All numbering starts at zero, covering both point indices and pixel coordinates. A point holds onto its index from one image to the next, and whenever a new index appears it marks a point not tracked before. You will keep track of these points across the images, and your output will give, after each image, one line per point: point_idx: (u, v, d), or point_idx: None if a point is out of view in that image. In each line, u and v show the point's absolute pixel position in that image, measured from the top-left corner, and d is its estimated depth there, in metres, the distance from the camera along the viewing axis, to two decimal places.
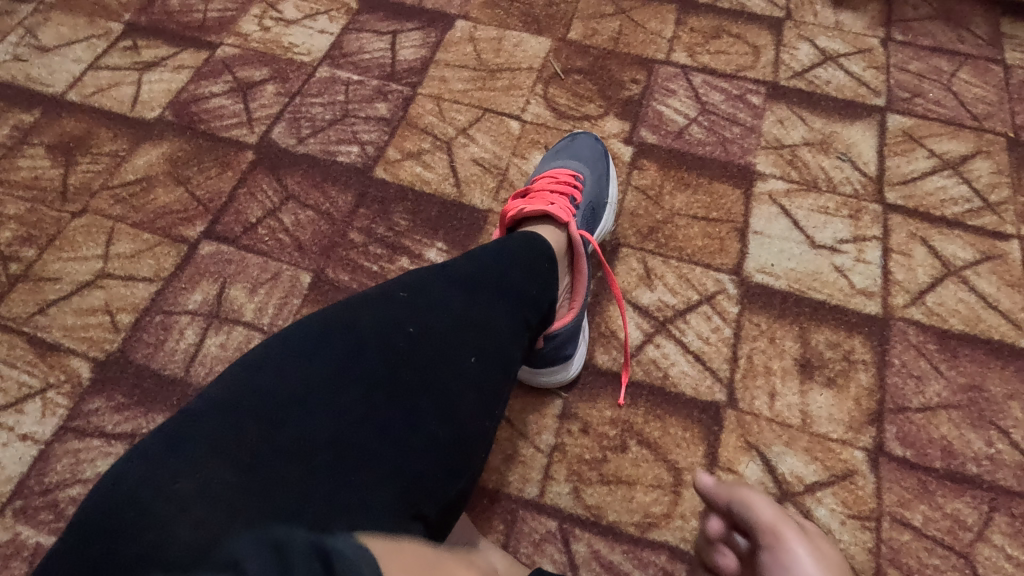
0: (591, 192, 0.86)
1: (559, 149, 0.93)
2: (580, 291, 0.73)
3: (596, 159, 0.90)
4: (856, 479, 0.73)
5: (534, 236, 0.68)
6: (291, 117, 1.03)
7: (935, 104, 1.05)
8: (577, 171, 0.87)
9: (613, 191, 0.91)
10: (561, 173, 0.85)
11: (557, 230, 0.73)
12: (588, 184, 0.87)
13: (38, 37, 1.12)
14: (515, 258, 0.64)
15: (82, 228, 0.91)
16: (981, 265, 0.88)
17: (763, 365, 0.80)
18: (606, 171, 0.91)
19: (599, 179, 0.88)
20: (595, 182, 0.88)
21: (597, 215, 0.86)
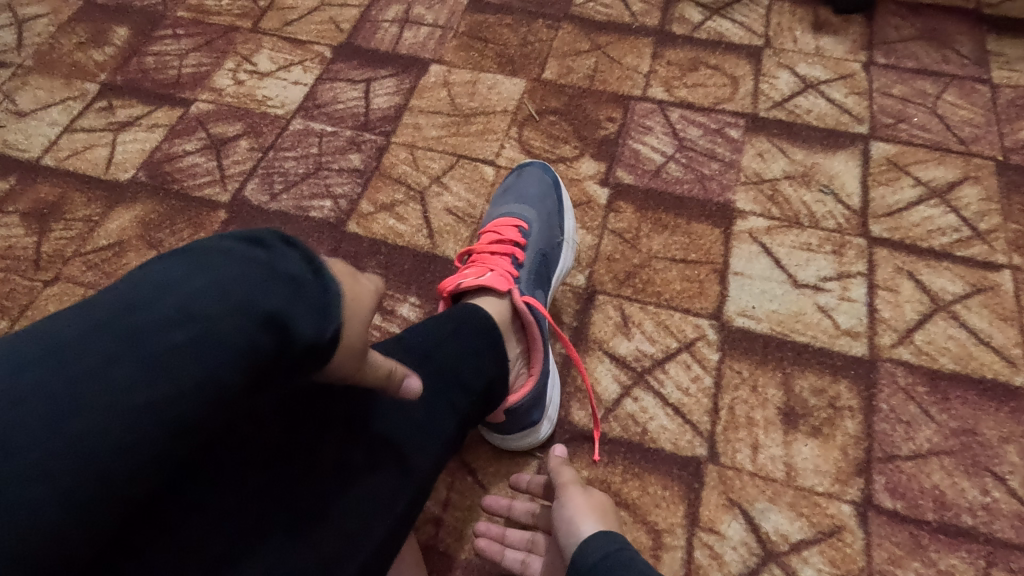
0: (541, 237, 0.84)
1: (506, 191, 0.90)
2: (537, 355, 0.71)
3: (542, 199, 0.89)
4: (844, 536, 0.70)
5: (469, 315, 0.66)
6: (264, 172, 1.02)
7: (920, 128, 1.02)
8: (524, 219, 0.85)
9: (568, 225, 0.89)
10: (507, 223, 0.83)
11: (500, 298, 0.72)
12: (537, 229, 0.85)
13: (15, 101, 1.12)
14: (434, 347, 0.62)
15: (53, 297, 0.90)
16: (971, 299, 0.85)
17: (745, 415, 0.77)
18: (555, 209, 0.89)
19: (548, 220, 0.86)
20: (545, 225, 0.86)
21: (551, 259, 0.84)
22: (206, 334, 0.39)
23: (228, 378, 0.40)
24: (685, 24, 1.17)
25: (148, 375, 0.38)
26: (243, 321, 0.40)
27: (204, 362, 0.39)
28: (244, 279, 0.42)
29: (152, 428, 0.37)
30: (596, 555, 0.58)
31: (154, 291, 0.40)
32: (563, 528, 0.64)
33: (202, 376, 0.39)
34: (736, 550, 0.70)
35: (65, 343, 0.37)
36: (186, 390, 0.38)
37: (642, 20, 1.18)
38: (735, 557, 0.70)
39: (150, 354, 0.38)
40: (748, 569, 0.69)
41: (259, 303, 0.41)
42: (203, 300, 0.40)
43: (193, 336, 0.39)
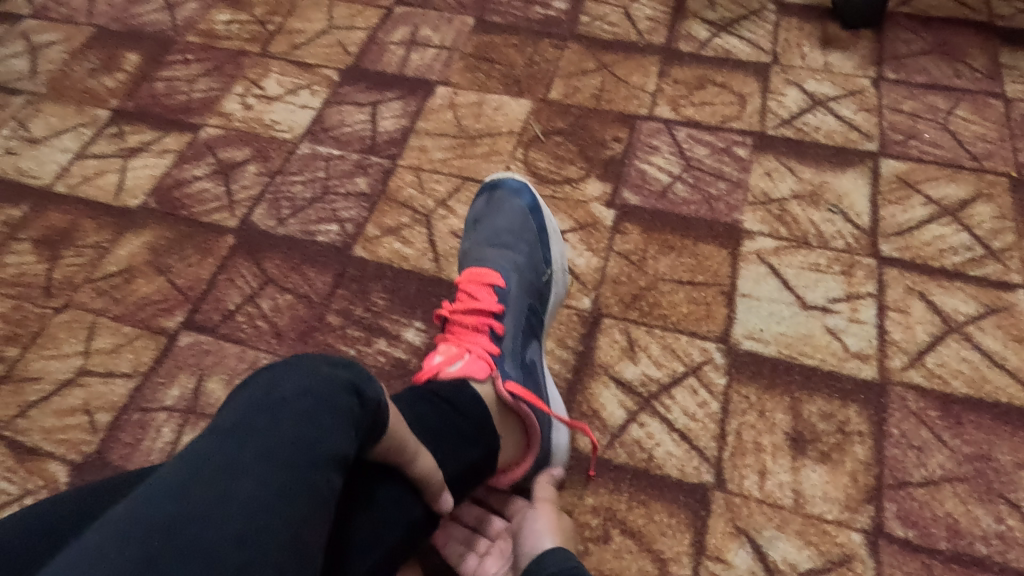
0: (521, 281, 0.79)
1: (484, 232, 0.84)
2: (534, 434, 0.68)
3: (519, 234, 0.83)
4: (854, 565, 0.69)
5: (455, 395, 0.63)
6: (271, 197, 1.02)
7: (932, 145, 1.01)
8: (499, 263, 0.80)
9: (553, 255, 0.84)
10: (480, 275, 0.77)
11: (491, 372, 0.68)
12: (516, 273, 0.79)
13: (28, 129, 1.14)
14: (431, 415, 0.61)
15: (64, 324, 0.91)
16: (984, 319, 0.84)
17: (753, 441, 0.76)
18: (535, 241, 0.83)
19: (531, 267, 0.81)
20: (527, 266, 0.81)
21: (536, 301, 0.79)
22: (316, 403, 0.49)
23: (349, 429, 0.49)
24: (692, 42, 1.17)
25: (287, 440, 0.47)
26: (338, 387, 0.50)
27: (327, 421, 0.48)
28: (322, 364, 0.52)
29: (309, 474, 0.46)
30: (550, 569, 0.60)
31: (255, 395, 0.49)
32: (527, 536, 0.66)
33: (332, 431, 0.48)
34: None
35: (203, 451, 0.46)
36: (322, 441, 0.47)
37: (648, 38, 1.18)
38: None
39: (277, 430, 0.47)
40: None
41: (342, 376, 0.51)
42: (301, 383, 0.50)
43: (309, 407, 0.49)
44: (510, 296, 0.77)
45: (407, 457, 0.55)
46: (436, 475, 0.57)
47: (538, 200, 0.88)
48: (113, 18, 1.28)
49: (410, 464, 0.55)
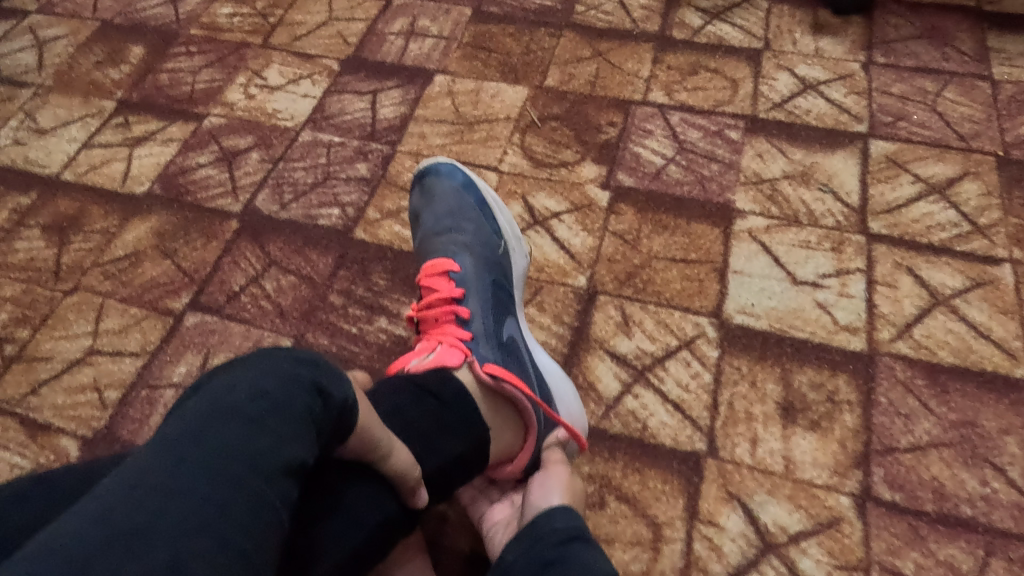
0: (475, 258, 0.80)
1: (431, 223, 0.85)
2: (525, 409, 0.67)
3: (461, 212, 0.85)
4: (843, 527, 0.71)
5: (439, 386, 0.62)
6: (274, 182, 1.05)
7: (920, 126, 1.03)
8: (452, 250, 0.81)
9: (501, 224, 0.86)
10: (439, 266, 0.78)
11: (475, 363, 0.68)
12: (468, 252, 0.81)
13: (36, 119, 1.16)
14: (413, 409, 0.60)
15: (73, 306, 0.94)
16: (970, 293, 0.86)
17: (744, 411, 0.78)
18: (478, 216, 0.85)
19: (483, 244, 0.82)
20: (478, 242, 0.82)
21: (496, 273, 0.80)
22: (274, 408, 0.47)
23: (307, 437, 0.48)
24: (685, 29, 1.19)
25: (237, 450, 0.45)
26: (298, 391, 0.49)
27: (284, 428, 0.47)
28: (283, 364, 0.50)
29: (260, 486, 0.45)
30: (557, 526, 0.59)
31: (206, 400, 0.48)
32: (535, 492, 0.65)
33: (287, 439, 0.47)
34: (735, 542, 0.71)
35: (147, 461, 0.44)
36: (276, 450, 0.46)
37: (643, 26, 1.20)
38: (734, 549, 0.71)
39: (228, 439, 0.45)
40: (747, 560, 0.70)
41: (304, 377, 0.50)
42: (257, 385, 0.48)
43: (263, 414, 0.47)
44: (466, 278, 0.78)
45: (383, 452, 0.54)
46: (414, 469, 0.56)
47: (470, 176, 0.90)
48: (117, 12, 1.31)
49: (385, 459, 0.54)
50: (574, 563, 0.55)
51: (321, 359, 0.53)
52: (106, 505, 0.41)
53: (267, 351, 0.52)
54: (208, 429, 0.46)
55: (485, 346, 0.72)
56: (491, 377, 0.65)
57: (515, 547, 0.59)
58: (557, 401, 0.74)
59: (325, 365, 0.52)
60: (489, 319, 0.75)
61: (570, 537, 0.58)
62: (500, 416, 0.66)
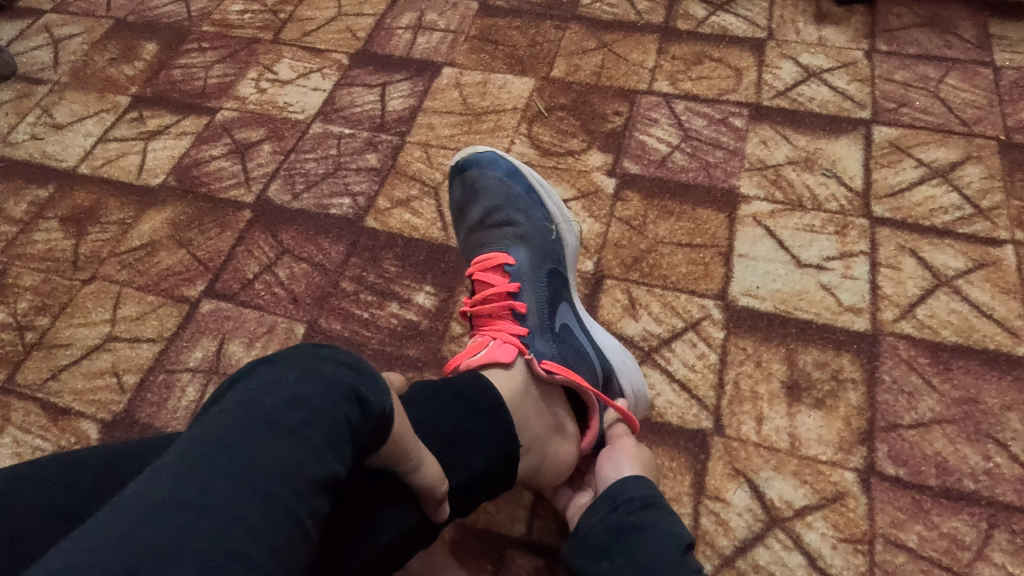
0: (530, 250, 0.82)
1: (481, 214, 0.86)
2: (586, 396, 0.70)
3: (513, 202, 0.85)
4: (848, 501, 0.72)
5: (476, 392, 0.61)
6: (286, 174, 1.07)
7: (923, 112, 1.04)
8: (506, 244, 0.82)
9: (549, 209, 0.87)
10: (492, 260, 0.80)
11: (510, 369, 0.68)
12: (523, 245, 0.82)
13: (52, 115, 1.19)
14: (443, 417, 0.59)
15: (91, 295, 0.96)
16: (973, 274, 0.87)
17: (750, 389, 0.80)
18: (527, 204, 0.86)
19: (536, 236, 0.83)
20: (530, 233, 0.83)
21: (549, 262, 0.82)
22: (309, 416, 0.47)
23: (342, 448, 0.47)
24: (689, 20, 1.20)
25: (271, 461, 0.44)
26: (336, 399, 0.48)
27: (319, 439, 0.46)
28: (325, 368, 0.50)
29: (291, 501, 0.44)
30: (633, 494, 0.64)
31: (243, 405, 0.47)
32: (605, 464, 0.69)
33: (323, 450, 0.46)
34: (742, 517, 0.72)
35: (180, 469, 0.43)
36: (310, 463, 0.45)
37: (647, 17, 1.22)
38: (741, 523, 0.72)
39: (262, 449, 0.45)
40: (753, 534, 0.71)
41: (343, 384, 0.49)
42: (295, 392, 0.48)
43: (299, 424, 0.46)
44: (521, 270, 0.80)
45: (411, 465, 0.52)
46: (440, 484, 0.54)
47: (513, 163, 0.90)
48: (130, 11, 1.33)
49: (414, 471, 0.53)
50: (655, 530, 0.60)
51: (362, 362, 0.52)
52: (139, 515, 0.40)
53: (308, 350, 0.51)
54: (243, 438, 0.45)
55: (542, 337, 0.75)
56: (549, 371, 0.69)
57: (594, 512, 0.65)
58: (618, 374, 0.77)
59: (366, 370, 0.51)
60: (545, 310, 0.78)
61: (646, 505, 0.63)
62: (546, 418, 0.67)
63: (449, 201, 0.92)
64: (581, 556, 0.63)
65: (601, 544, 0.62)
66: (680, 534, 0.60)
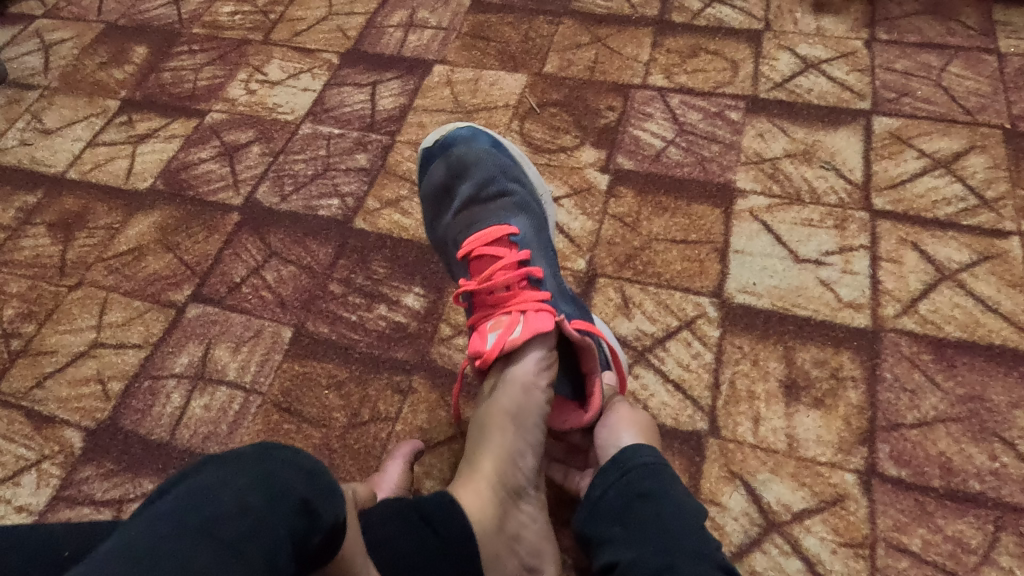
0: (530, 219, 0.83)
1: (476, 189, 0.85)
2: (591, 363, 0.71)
3: (507, 173, 0.86)
4: (848, 504, 0.70)
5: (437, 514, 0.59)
6: (275, 175, 1.05)
7: (925, 101, 1.01)
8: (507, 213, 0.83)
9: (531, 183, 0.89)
10: (498, 230, 0.80)
11: (477, 499, 0.63)
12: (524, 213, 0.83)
13: (42, 120, 1.18)
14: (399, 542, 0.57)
15: (78, 301, 0.94)
16: (978, 267, 0.84)
17: (746, 389, 0.77)
18: (517, 176, 0.87)
19: (533, 208, 0.85)
20: (528, 204, 0.85)
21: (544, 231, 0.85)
22: (250, 529, 0.42)
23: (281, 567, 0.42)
24: (685, 12, 1.18)
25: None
26: (283, 511, 0.44)
27: (256, 558, 0.41)
28: (274, 473, 0.45)
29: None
30: (643, 461, 0.62)
31: (183, 509, 0.42)
32: (601, 433, 0.69)
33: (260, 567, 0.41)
34: (737, 521, 0.70)
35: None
36: None
37: (642, 10, 1.19)
38: (737, 528, 0.70)
39: (192, 565, 0.39)
40: (750, 539, 0.69)
41: (293, 495, 0.45)
42: (240, 502, 0.43)
43: (238, 540, 0.41)
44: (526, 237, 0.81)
45: None
46: None
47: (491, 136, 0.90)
48: (122, 14, 1.32)
49: None
50: (666, 498, 0.59)
51: (320, 468, 0.48)
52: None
53: (264, 451, 0.47)
54: (171, 551, 0.40)
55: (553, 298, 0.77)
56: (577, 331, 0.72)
57: (602, 477, 0.63)
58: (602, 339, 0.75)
59: (323, 476, 0.47)
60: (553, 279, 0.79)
61: (657, 472, 0.61)
62: (508, 523, 0.64)
63: (426, 181, 0.88)
64: (594, 521, 0.62)
65: (613, 510, 0.61)
66: (691, 507, 0.59)
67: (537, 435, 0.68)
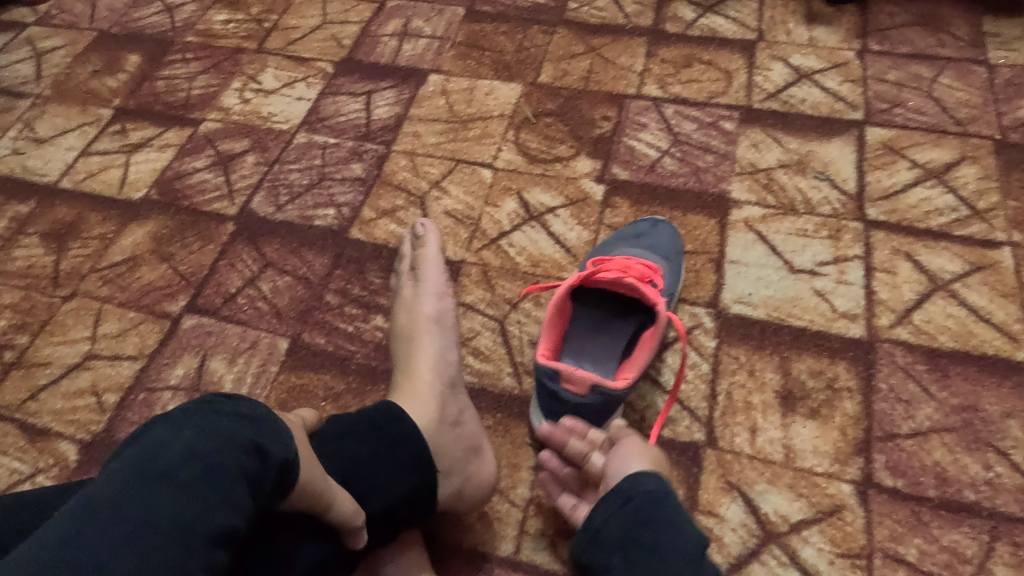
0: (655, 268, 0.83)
1: (640, 236, 0.88)
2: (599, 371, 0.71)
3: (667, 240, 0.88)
4: (845, 515, 0.70)
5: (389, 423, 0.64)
6: (270, 185, 1.05)
7: (916, 112, 1.02)
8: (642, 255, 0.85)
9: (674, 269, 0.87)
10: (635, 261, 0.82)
11: (421, 399, 0.71)
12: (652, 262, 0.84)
13: (34, 129, 1.17)
14: (355, 447, 0.62)
15: (72, 311, 0.94)
16: (970, 277, 0.85)
17: (743, 400, 0.78)
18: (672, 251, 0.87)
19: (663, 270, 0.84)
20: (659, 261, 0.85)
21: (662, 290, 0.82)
22: (204, 473, 0.47)
23: (240, 500, 0.48)
24: (678, 22, 1.19)
25: (166, 520, 0.44)
26: (234, 454, 0.49)
27: (215, 495, 0.46)
28: (223, 425, 0.50)
29: (184, 557, 0.44)
30: (646, 488, 0.62)
31: (146, 460, 0.47)
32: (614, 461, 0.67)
33: (217, 505, 0.46)
34: (736, 532, 0.70)
35: (79, 526, 0.43)
36: (206, 516, 0.45)
37: (636, 21, 1.20)
38: (735, 539, 0.70)
39: (155, 509, 0.44)
40: (748, 550, 0.69)
41: (243, 439, 0.50)
42: (191, 449, 0.48)
43: (194, 481, 0.46)
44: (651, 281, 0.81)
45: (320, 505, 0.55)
46: (356, 516, 0.58)
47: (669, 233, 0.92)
48: (114, 22, 1.31)
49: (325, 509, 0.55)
50: (670, 526, 0.59)
51: (261, 416, 0.53)
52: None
53: (210, 405, 0.52)
54: (137, 499, 0.45)
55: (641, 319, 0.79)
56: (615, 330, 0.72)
57: (604, 506, 0.63)
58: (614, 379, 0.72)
59: (267, 422, 0.53)
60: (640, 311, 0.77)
61: (660, 500, 0.61)
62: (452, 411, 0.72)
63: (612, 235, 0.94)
64: (595, 550, 0.62)
65: (613, 537, 0.61)
66: (692, 535, 0.59)
67: (453, 336, 0.77)
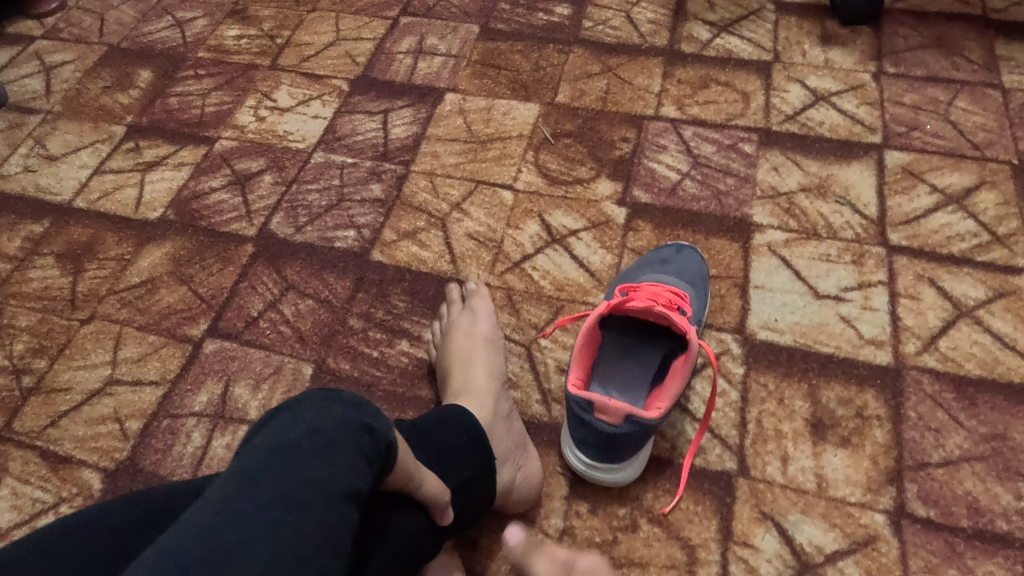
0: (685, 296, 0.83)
1: (666, 261, 0.88)
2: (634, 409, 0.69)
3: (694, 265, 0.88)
4: (879, 545, 0.71)
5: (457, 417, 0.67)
6: (288, 206, 1.04)
7: (934, 135, 1.03)
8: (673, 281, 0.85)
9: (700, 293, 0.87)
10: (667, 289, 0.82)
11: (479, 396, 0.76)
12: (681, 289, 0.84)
13: (46, 146, 1.16)
14: (428, 433, 0.65)
15: (91, 335, 0.93)
16: (994, 303, 0.86)
17: (773, 428, 0.78)
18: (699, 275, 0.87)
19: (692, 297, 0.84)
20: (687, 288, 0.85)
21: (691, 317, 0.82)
22: (329, 442, 0.49)
23: (362, 467, 0.49)
24: (694, 42, 1.19)
25: (303, 482, 0.46)
26: (350, 428, 0.50)
27: (340, 460, 0.48)
28: (334, 408, 0.52)
29: (326, 508, 0.46)
30: None
31: (275, 438, 0.49)
32: None
33: (346, 468, 0.48)
34: (771, 563, 0.70)
35: (219, 501, 0.44)
36: (338, 476, 0.47)
37: (651, 40, 1.20)
38: (771, 570, 0.70)
39: (293, 473, 0.46)
40: None
41: (352, 419, 0.51)
42: (312, 427, 0.50)
43: (321, 450, 0.48)
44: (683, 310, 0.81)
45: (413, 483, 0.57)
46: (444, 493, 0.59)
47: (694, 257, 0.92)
48: (124, 36, 1.30)
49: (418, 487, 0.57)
50: None
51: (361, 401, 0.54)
52: (189, 539, 0.41)
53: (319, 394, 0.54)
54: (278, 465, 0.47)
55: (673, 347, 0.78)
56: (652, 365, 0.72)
57: None
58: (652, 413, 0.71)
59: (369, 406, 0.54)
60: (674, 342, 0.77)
61: None
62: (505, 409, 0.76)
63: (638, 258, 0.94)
64: None
65: None
66: None
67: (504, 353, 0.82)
